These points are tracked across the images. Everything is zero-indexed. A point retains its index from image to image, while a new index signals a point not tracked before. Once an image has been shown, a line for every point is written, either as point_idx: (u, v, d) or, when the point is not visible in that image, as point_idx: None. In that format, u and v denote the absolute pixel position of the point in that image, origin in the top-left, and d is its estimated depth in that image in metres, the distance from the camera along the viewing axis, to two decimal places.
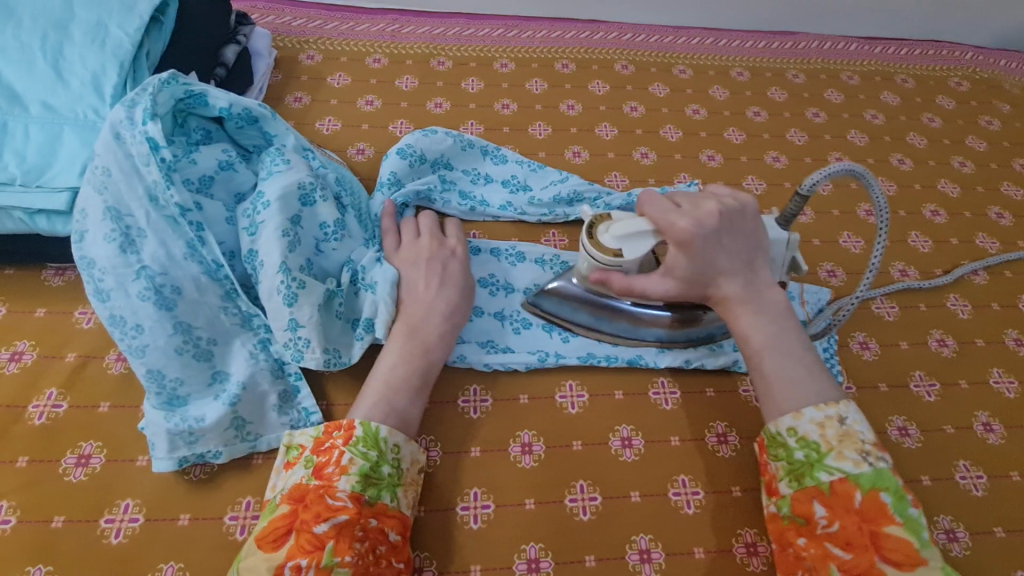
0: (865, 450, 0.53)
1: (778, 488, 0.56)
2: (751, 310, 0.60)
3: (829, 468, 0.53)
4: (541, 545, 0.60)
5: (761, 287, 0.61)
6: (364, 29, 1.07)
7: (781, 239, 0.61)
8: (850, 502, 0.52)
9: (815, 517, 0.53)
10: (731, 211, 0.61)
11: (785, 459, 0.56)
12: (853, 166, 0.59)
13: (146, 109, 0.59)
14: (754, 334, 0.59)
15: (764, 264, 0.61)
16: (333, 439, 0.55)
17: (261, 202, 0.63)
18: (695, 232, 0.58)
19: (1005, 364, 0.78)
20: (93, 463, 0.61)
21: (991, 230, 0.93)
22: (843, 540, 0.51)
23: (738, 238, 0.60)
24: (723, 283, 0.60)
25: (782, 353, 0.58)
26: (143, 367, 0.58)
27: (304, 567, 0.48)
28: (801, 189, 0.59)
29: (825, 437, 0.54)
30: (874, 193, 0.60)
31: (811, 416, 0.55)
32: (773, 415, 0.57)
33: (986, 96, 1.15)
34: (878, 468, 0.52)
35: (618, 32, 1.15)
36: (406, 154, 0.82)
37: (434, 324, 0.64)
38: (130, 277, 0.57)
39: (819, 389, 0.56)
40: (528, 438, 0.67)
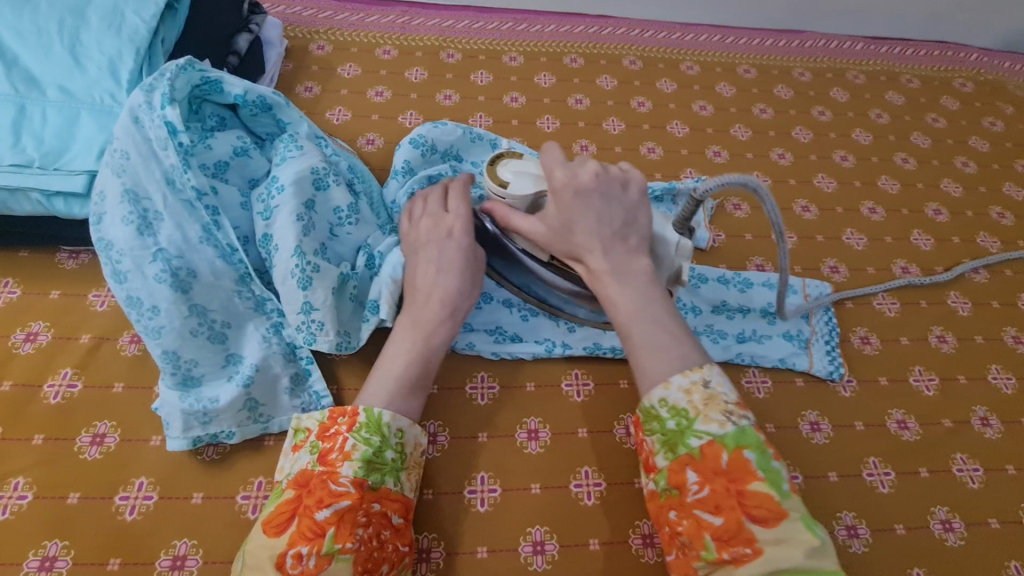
0: (729, 410, 0.50)
1: (653, 463, 0.52)
2: (616, 278, 0.56)
3: (698, 433, 0.49)
4: (546, 528, 0.61)
5: (631, 257, 0.57)
6: (374, 20, 1.08)
7: (670, 239, 0.59)
8: (717, 463, 0.48)
9: (687, 485, 0.49)
10: (613, 178, 0.59)
11: (659, 432, 0.52)
12: (749, 178, 0.56)
13: (164, 94, 0.59)
14: (620, 302, 0.56)
15: (642, 235, 0.58)
16: (338, 424, 0.55)
17: (276, 187, 0.64)
18: (568, 194, 0.57)
19: (1004, 361, 0.79)
20: (107, 442, 0.62)
21: (992, 230, 0.94)
22: (712, 504, 0.47)
23: (612, 204, 0.58)
24: (591, 251, 0.57)
25: (650, 321, 0.54)
26: (159, 348, 0.59)
27: (306, 554, 0.47)
28: (694, 195, 0.57)
29: (692, 403, 0.50)
30: (769, 209, 0.58)
31: (679, 383, 0.51)
32: (646, 388, 0.53)
33: (990, 97, 1.15)
34: (741, 427, 0.49)
35: (626, 27, 1.16)
36: (418, 144, 0.83)
37: (433, 313, 0.61)
38: (147, 260, 0.58)
39: (682, 356, 0.53)
40: (534, 424, 0.68)
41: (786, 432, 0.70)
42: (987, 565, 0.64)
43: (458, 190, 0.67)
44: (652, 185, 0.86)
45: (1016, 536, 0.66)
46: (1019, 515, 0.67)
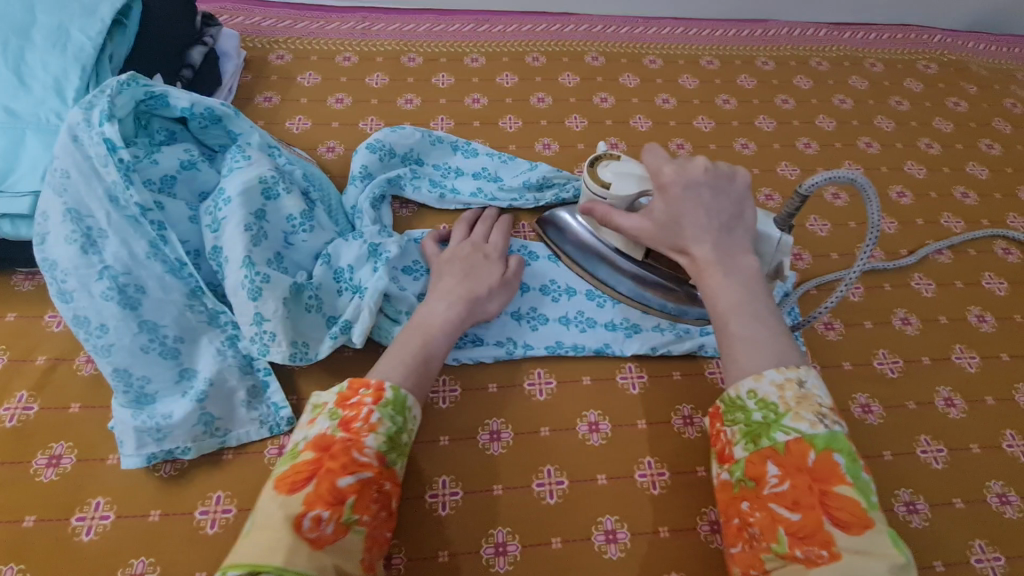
0: (822, 413, 0.49)
1: (731, 453, 0.52)
2: (722, 268, 0.55)
3: (786, 428, 0.48)
4: (509, 529, 0.61)
5: (737, 251, 0.56)
6: (334, 28, 1.07)
7: (772, 237, 0.59)
8: (802, 461, 0.47)
9: (766, 477, 0.48)
10: (720, 173, 0.58)
11: (742, 422, 0.51)
12: (855, 173, 0.57)
13: (103, 111, 0.60)
14: (723, 293, 0.54)
15: (746, 232, 0.57)
16: (362, 395, 0.54)
17: (222, 199, 0.64)
18: (677, 182, 0.57)
19: (967, 340, 0.79)
20: (64, 463, 0.61)
21: (956, 210, 0.95)
22: (791, 500, 0.46)
23: (721, 198, 0.57)
24: (699, 238, 0.55)
25: (751, 315, 0.53)
26: (110, 366, 0.58)
27: (325, 519, 0.46)
28: (801, 188, 0.57)
29: (784, 398, 0.50)
30: (872, 210, 0.57)
31: (771, 377, 0.50)
32: (733, 379, 0.52)
33: (954, 78, 1.16)
34: (833, 431, 0.48)
35: (588, 24, 1.16)
36: (375, 148, 0.83)
37: (452, 303, 0.65)
38: (92, 278, 0.58)
39: (778, 354, 0.52)
40: (497, 425, 0.68)
41: None
42: (952, 544, 0.64)
43: (501, 228, 0.77)
44: None
45: (981, 514, 0.66)
46: (983, 494, 0.67)
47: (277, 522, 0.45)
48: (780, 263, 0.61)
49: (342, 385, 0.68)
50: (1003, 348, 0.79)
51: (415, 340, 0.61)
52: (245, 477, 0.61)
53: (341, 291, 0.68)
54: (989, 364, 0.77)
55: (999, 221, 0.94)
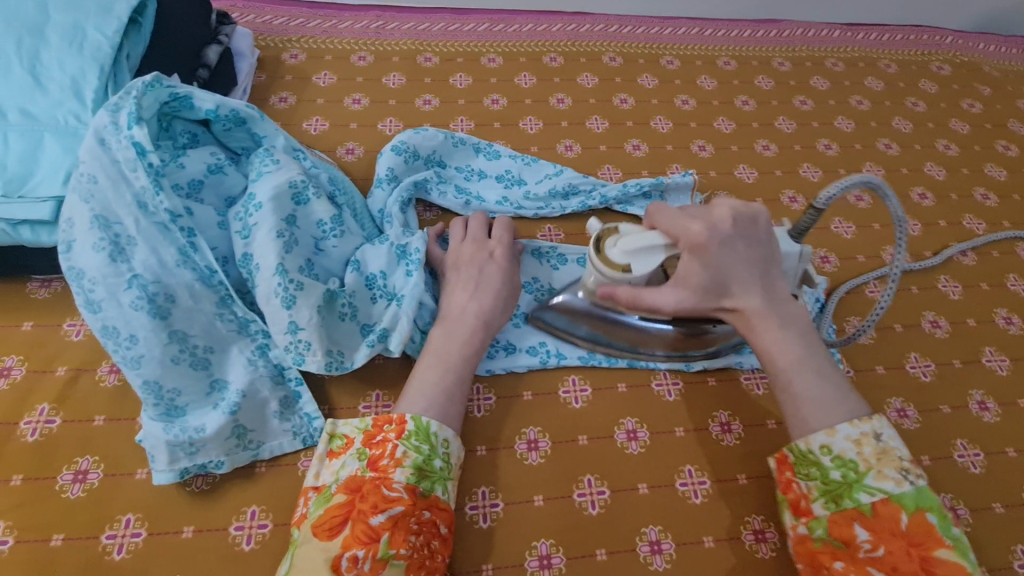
0: (905, 469, 0.52)
1: (809, 509, 0.54)
2: (773, 322, 0.56)
3: (870, 489, 0.51)
4: (552, 541, 0.60)
5: (781, 299, 0.57)
6: (348, 26, 1.05)
7: (791, 252, 0.59)
8: (896, 524, 0.50)
9: (857, 541, 0.51)
10: (745, 218, 0.58)
11: (819, 479, 0.54)
12: (869, 176, 0.54)
13: (130, 113, 0.57)
14: (779, 350, 0.56)
15: (781, 274, 0.58)
16: (386, 432, 0.55)
17: (253, 204, 0.62)
18: (711, 238, 0.55)
19: (996, 342, 0.79)
20: (90, 478, 0.59)
21: (977, 212, 0.95)
22: (889, 565, 0.49)
23: (754, 246, 0.57)
24: (744, 292, 0.56)
25: (812, 370, 0.55)
26: (140, 379, 0.56)
27: (361, 558, 0.48)
28: (817, 204, 0.55)
29: (863, 455, 0.52)
30: (892, 205, 0.55)
31: (846, 433, 0.53)
32: (802, 435, 0.55)
33: (967, 79, 1.16)
34: (918, 487, 0.51)
35: (604, 24, 1.15)
36: (400, 150, 0.81)
37: (469, 326, 0.63)
38: (121, 287, 0.55)
39: (846, 406, 0.54)
40: (534, 434, 0.66)
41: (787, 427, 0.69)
42: (993, 549, 0.64)
43: (501, 223, 0.73)
44: (641, 181, 0.86)
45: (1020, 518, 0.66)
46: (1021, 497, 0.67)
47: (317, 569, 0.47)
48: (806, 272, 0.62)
49: (374, 394, 0.66)
50: None
51: (437, 374, 0.59)
52: (280, 491, 0.60)
53: (374, 298, 0.66)
54: (1018, 366, 0.77)
55: (1020, 223, 0.94)
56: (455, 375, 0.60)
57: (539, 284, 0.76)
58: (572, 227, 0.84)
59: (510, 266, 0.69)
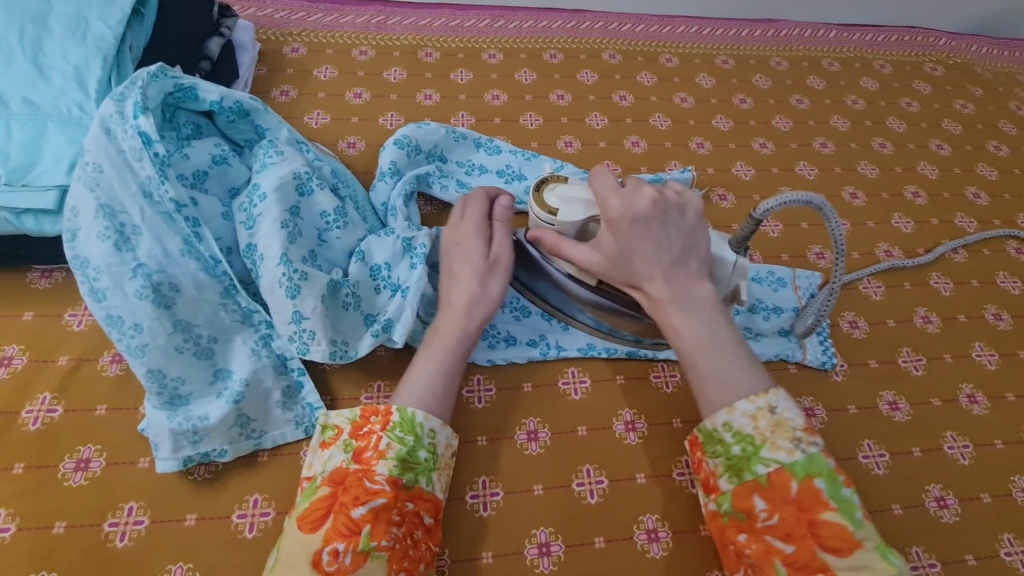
0: (797, 437, 0.51)
1: (715, 485, 0.54)
2: (678, 305, 0.56)
3: (765, 461, 0.51)
4: (551, 529, 0.61)
5: (691, 282, 0.57)
6: (349, 20, 1.05)
7: (727, 259, 0.59)
8: (786, 492, 0.50)
9: (755, 511, 0.51)
10: (669, 203, 0.58)
11: (722, 455, 0.54)
12: (811, 196, 0.56)
13: (136, 103, 0.58)
14: (684, 331, 0.56)
15: (700, 262, 0.58)
16: (371, 423, 0.56)
17: (257, 195, 0.62)
18: (624, 217, 0.56)
19: (986, 338, 0.81)
20: (92, 467, 0.59)
21: (969, 210, 0.96)
22: (783, 532, 0.49)
23: (671, 229, 0.57)
24: (651, 275, 0.57)
25: (717, 351, 0.55)
26: (144, 367, 0.57)
27: (341, 551, 0.48)
28: (755, 214, 0.56)
29: (758, 429, 0.52)
30: (832, 225, 0.59)
31: (743, 409, 0.53)
32: (708, 412, 0.55)
33: (960, 80, 1.18)
34: (810, 454, 0.51)
35: (604, 21, 1.16)
36: (402, 144, 0.82)
37: (451, 319, 0.62)
38: (126, 276, 0.56)
39: (748, 383, 0.54)
40: (533, 425, 0.67)
41: None
42: (981, 538, 0.65)
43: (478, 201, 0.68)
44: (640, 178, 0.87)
45: (1007, 508, 0.67)
46: (1009, 488, 0.69)
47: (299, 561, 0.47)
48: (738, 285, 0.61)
49: (377, 384, 0.67)
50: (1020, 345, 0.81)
51: (423, 367, 0.60)
52: (283, 480, 0.60)
53: (378, 289, 0.67)
54: (1007, 361, 0.79)
55: (1010, 221, 0.96)
56: (436, 366, 0.60)
57: None
58: None
59: (488, 241, 0.66)
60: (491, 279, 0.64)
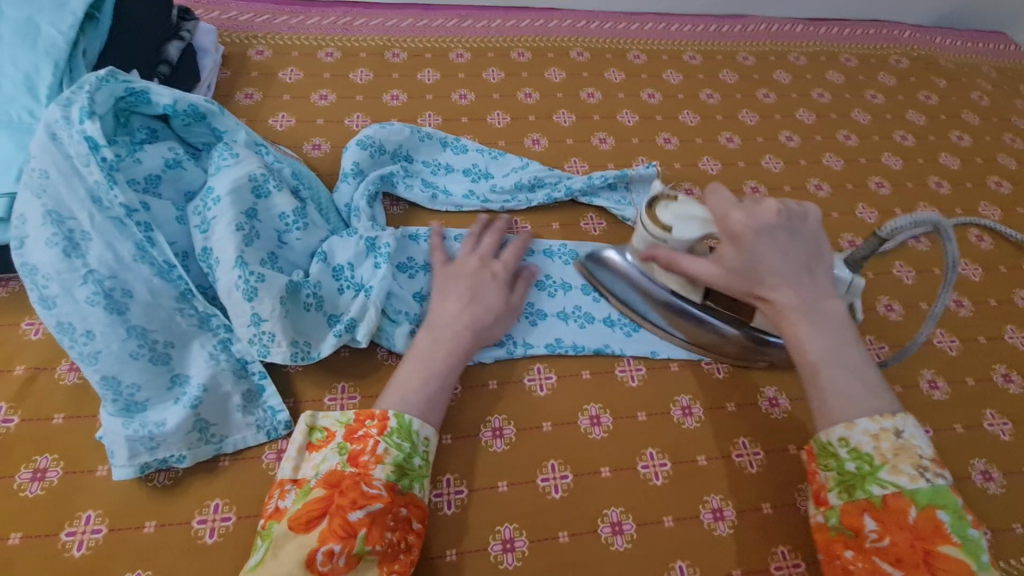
0: (923, 466, 0.52)
1: (825, 498, 0.55)
2: (805, 316, 0.57)
3: (883, 482, 0.52)
4: (515, 525, 0.61)
5: (822, 295, 0.58)
6: (314, 22, 1.05)
7: (844, 278, 0.61)
8: (904, 517, 0.50)
9: (865, 531, 0.51)
10: (793, 215, 0.59)
11: (835, 470, 0.54)
12: (937, 218, 0.58)
13: (83, 108, 0.57)
14: (808, 342, 0.57)
15: (825, 272, 0.59)
16: (367, 427, 0.56)
17: (211, 198, 0.62)
18: (749, 228, 0.58)
19: (947, 325, 0.82)
20: (49, 476, 0.59)
21: (931, 199, 0.98)
22: (893, 556, 0.49)
23: (796, 240, 0.59)
24: (776, 286, 0.57)
25: (841, 365, 0.56)
26: (97, 374, 0.56)
27: (337, 552, 0.48)
28: (881, 232, 0.59)
29: (880, 450, 0.53)
30: (950, 248, 0.59)
31: (865, 427, 0.53)
32: (824, 424, 0.56)
33: (923, 72, 1.20)
34: (935, 485, 0.51)
35: (572, 20, 1.16)
36: (365, 145, 0.81)
37: (458, 332, 0.63)
38: (76, 283, 0.55)
39: (871, 400, 0.55)
40: (498, 422, 0.67)
41: (746, 409, 0.71)
42: None
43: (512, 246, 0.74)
44: (606, 173, 0.87)
45: (966, 491, 0.68)
46: (968, 472, 0.70)
47: (293, 561, 0.47)
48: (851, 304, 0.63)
49: (341, 386, 0.67)
50: (980, 331, 0.82)
51: (417, 376, 0.60)
52: (244, 484, 0.60)
53: (340, 289, 0.67)
54: (968, 347, 0.80)
55: (971, 209, 0.98)
56: (435, 378, 0.60)
57: None
58: (538, 220, 0.85)
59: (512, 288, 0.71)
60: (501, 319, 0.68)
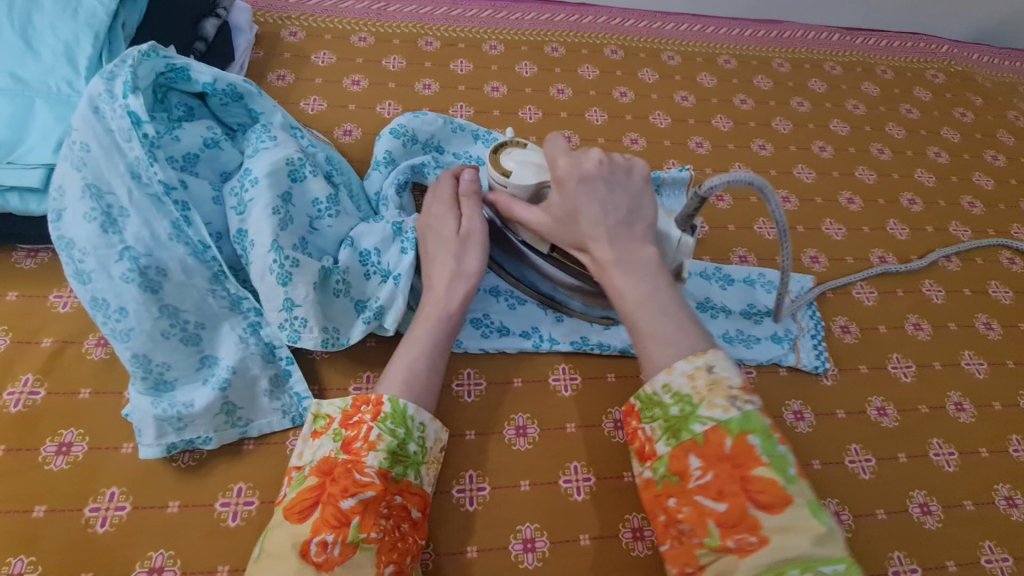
0: (734, 395, 0.49)
1: (654, 450, 0.52)
2: (621, 266, 0.56)
3: (702, 419, 0.49)
4: (536, 525, 0.61)
5: (635, 245, 0.57)
6: (349, 6, 1.04)
7: (673, 236, 0.59)
8: (720, 449, 0.48)
9: (689, 470, 0.49)
10: (615, 166, 0.59)
11: (661, 418, 0.52)
12: (754, 176, 0.57)
13: (126, 82, 0.57)
14: (625, 291, 0.56)
15: (646, 225, 0.58)
16: (361, 414, 0.55)
17: (249, 180, 0.61)
18: (570, 174, 0.59)
19: (976, 347, 0.81)
20: (74, 451, 0.59)
21: (964, 219, 0.97)
22: (715, 489, 0.47)
23: (617, 191, 0.58)
24: (596, 237, 0.57)
25: (655, 309, 0.54)
26: (128, 352, 0.56)
27: (330, 542, 0.47)
28: (699, 192, 0.56)
29: (695, 388, 0.50)
30: (772, 205, 0.60)
31: (681, 369, 0.51)
32: (649, 375, 0.53)
33: (960, 89, 1.18)
34: (745, 412, 0.48)
35: (607, 16, 1.14)
36: (398, 134, 0.80)
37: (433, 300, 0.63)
38: (113, 259, 0.55)
39: (687, 342, 0.53)
40: (522, 420, 0.67)
41: None
42: (962, 545, 0.66)
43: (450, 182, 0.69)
44: None
45: (990, 516, 0.68)
46: (991, 496, 0.69)
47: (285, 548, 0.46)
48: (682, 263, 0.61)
49: (366, 375, 0.67)
50: (1009, 355, 0.81)
51: (407, 357, 0.59)
52: (268, 469, 0.60)
53: (368, 275, 0.66)
54: (996, 370, 0.80)
55: (1004, 231, 0.97)
56: (422, 353, 0.59)
57: None
58: None
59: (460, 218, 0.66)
60: (467, 254, 0.65)
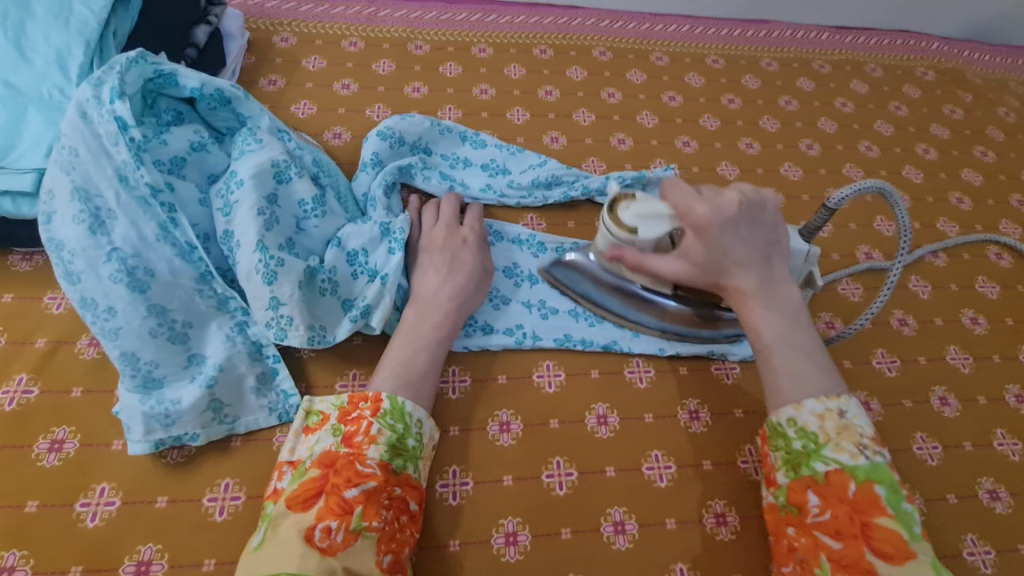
0: (863, 443, 0.53)
1: (775, 478, 0.56)
2: (763, 301, 0.58)
3: (826, 459, 0.53)
4: (519, 519, 0.62)
5: (776, 281, 0.59)
6: (340, 11, 1.05)
7: (801, 249, 0.62)
8: (843, 492, 0.51)
9: (808, 506, 0.53)
10: (751, 203, 0.59)
11: (783, 450, 0.56)
12: (882, 183, 0.58)
13: (113, 88, 0.58)
14: (765, 327, 0.57)
15: (782, 258, 0.59)
16: (361, 409, 0.56)
17: (234, 182, 0.63)
18: (713, 221, 0.57)
19: (961, 342, 0.81)
20: (67, 448, 0.60)
21: (951, 215, 0.97)
22: (833, 528, 0.51)
23: (756, 229, 0.59)
24: (737, 273, 0.58)
25: (795, 348, 0.57)
26: (117, 350, 0.57)
27: (334, 529, 0.48)
28: (829, 203, 0.60)
29: (824, 428, 0.54)
30: (899, 214, 0.60)
31: (811, 407, 0.55)
32: (775, 407, 0.57)
33: (950, 86, 1.18)
34: (875, 462, 0.52)
35: (596, 18, 1.16)
36: (386, 135, 0.82)
37: (442, 307, 0.65)
38: (101, 259, 0.56)
39: (823, 382, 0.56)
40: (506, 416, 0.68)
41: (754, 416, 0.71)
42: (945, 539, 0.66)
43: (473, 211, 0.75)
44: (624, 174, 0.87)
45: (973, 509, 0.68)
46: (975, 490, 0.69)
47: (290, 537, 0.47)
48: (810, 271, 0.66)
49: (352, 373, 0.68)
50: (995, 350, 0.82)
51: (409, 354, 0.61)
52: (255, 465, 0.61)
53: (356, 274, 0.68)
54: (981, 365, 0.80)
55: (991, 226, 0.97)
56: (425, 353, 0.62)
57: (518, 269, 0.77)
58: (554, 218, 0.86)
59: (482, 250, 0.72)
60: (482, 282, 0.69)
